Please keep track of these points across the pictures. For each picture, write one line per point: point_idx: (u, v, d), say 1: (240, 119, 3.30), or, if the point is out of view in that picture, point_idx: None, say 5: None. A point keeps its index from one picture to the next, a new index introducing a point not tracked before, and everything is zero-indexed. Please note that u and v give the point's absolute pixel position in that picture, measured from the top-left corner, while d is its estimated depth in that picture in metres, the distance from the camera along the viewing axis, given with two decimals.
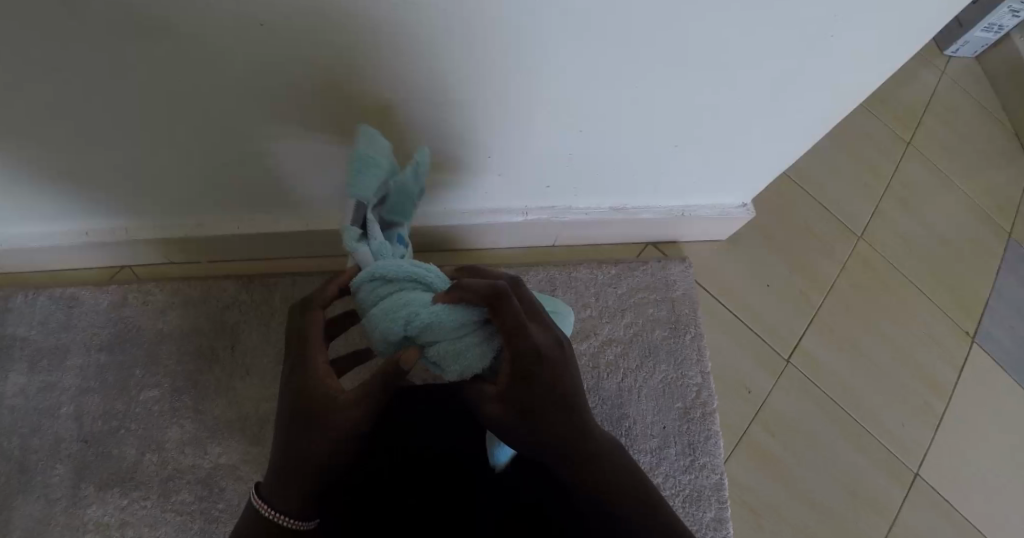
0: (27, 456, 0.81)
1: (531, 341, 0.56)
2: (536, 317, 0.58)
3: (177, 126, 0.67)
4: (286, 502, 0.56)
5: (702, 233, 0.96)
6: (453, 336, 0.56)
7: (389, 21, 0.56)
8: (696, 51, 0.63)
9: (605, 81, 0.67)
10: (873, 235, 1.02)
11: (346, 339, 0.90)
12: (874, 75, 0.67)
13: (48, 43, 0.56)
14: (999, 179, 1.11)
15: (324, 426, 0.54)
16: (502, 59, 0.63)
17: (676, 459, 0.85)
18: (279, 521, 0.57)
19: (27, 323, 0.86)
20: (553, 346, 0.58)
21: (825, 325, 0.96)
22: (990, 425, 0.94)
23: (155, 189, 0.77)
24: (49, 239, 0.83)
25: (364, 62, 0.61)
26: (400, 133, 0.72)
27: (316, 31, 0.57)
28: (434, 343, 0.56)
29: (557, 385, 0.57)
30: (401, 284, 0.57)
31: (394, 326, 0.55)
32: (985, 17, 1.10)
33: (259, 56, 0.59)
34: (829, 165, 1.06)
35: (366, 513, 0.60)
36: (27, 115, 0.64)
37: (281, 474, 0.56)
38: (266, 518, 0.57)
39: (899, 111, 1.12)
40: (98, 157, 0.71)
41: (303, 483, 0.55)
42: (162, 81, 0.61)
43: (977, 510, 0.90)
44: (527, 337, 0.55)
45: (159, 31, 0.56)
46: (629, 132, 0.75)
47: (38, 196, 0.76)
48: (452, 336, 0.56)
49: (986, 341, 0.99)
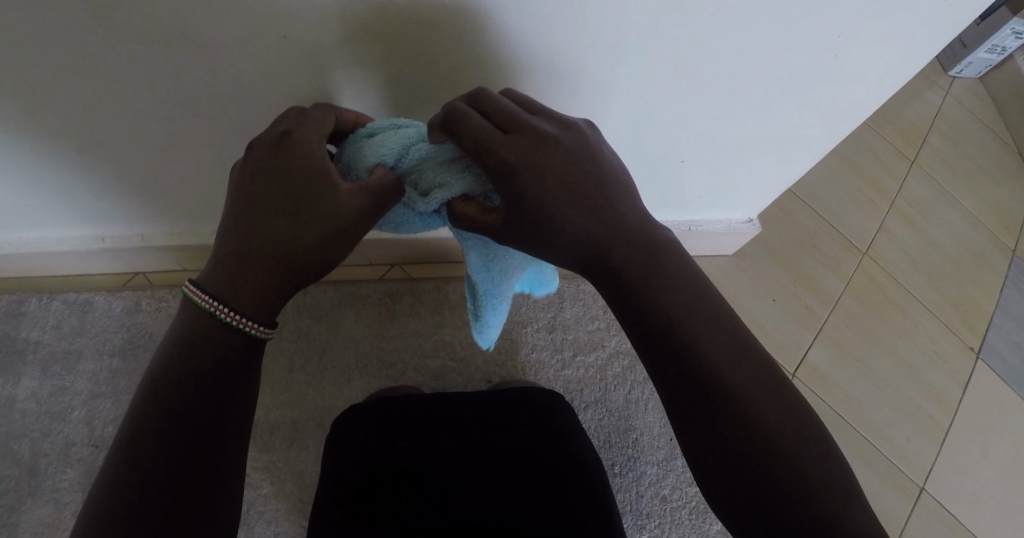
0: (37, 460, 0.81)
1: (499, 155, 0.47)
2: (505, 127, 0.48)
3: (195, 134, 0.69)
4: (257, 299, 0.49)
5: (709, 248, 0.97)
6: (431, 152, 0.51)
7: (402, 38, 0.58)
8: (707, 65, 0.64)
9: (614, 93, 0.67)
10: (878, 251, 1.03)
11: (356, 348, 0.91)
12: (879, 90, 0.68)
13: (76, 51, 0.58)
14: (1002, 196, 1.12)
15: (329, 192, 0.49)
16: (512, 77, 0.64)
17: (684, 471, 0.88)
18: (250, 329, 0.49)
19: (40, 328, 0.87)
20: (530, 143, 0.48)
21: (831, 340, 0.97)
22: (996, 441, 0.95)
23: (172, 197, 0.78)
24: (65, 245, 0.84)
25: (378, 77, 0.62)
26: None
27: (333, 46, 0.59)
28: (418, 170, 0.52)
29: (545, 190, 0.48)
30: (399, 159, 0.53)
31: (388, 157, 0.52)
32: (987, 38, 1.12)
33: (278, 69, 0.61)
34: (834, 181, 1.07)
35: (377, 506, 0.64)
36: (52, 122, 0.65)
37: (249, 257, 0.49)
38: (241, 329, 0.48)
39: (903, 130, 1.14)
40: (117, 164, 0.72)
41: (282, 269, 0.49)
42: (183, 89, 0.63)
43: (984, 526, 0.90)
44: (490, 153, 0.47)
45: (182, 41, 0.57)
46: (638, 147, 0.76)
47: (57, 203, 0.78)
48: (434, 170, 0.51)
49: (990, 356, 1.00)
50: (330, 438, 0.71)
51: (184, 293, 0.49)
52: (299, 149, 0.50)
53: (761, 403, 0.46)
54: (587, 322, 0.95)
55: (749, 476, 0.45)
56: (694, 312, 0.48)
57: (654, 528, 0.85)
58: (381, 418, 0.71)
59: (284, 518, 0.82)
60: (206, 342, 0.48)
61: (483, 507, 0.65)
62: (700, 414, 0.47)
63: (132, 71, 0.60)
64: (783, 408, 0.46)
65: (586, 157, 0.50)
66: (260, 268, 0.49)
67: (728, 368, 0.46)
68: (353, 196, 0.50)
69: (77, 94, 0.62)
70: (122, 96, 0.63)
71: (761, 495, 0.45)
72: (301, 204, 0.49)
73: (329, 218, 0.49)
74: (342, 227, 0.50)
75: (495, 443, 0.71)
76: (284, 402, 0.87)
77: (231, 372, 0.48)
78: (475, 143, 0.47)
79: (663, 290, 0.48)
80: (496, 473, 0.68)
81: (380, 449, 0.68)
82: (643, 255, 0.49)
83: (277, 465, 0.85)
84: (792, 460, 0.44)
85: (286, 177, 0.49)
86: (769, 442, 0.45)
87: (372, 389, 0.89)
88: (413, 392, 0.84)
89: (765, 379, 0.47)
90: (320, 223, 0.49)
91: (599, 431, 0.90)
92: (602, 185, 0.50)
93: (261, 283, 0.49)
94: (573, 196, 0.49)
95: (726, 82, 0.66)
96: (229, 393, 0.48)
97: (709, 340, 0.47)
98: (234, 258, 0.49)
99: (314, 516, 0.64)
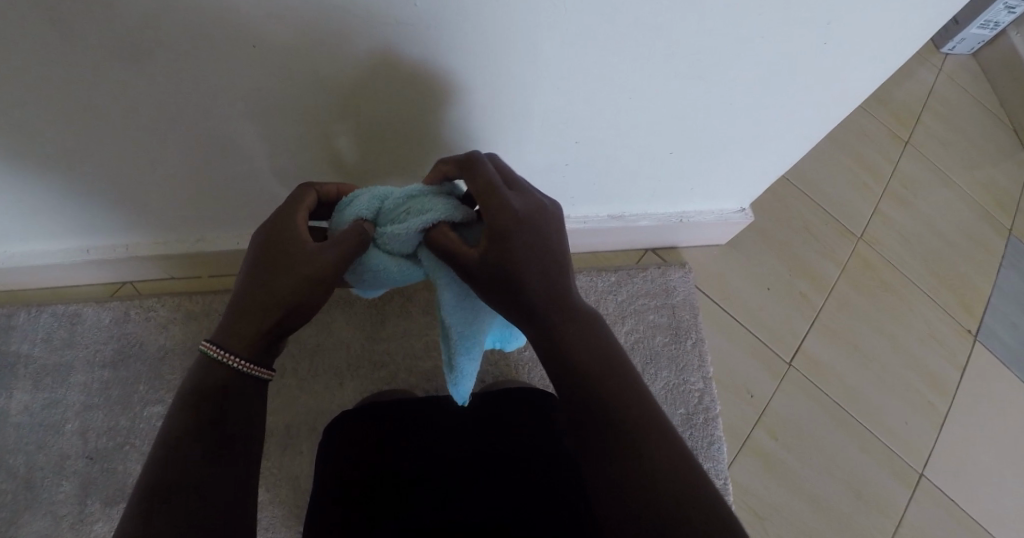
0: (32, 474, 0.81)
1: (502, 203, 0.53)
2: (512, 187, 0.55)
3: (172, 145, 0.68)
4: (245, 345, 0.53)
5: (702, 238, 0.96)
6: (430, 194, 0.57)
7: (381, 37, 0.57)
8: (688, 58, 0.63)
9: (594, 87, 0.66)
10: (873, 235, 1.02)
11: (347, 351, 0.90)
12: (869, 75, 0.67)
13: (46, 67, 0.57)
14: (998, 175, 1.10)
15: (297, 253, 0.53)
16: (493, 76, 0.63)
17: None
18: (252, 370, 0.53)
19: (30, 341, 0.87)
20: (528, 208, 0.54)
21: (827, 327, 0.96)
22: (995, 424, 0.94)
23: (154, 206, 0.78)
24: (51, 257, 0.83)
25: (356, 81, 0.61)
26: (393, 152, 0.73)
27: (309, 53, 0.58)
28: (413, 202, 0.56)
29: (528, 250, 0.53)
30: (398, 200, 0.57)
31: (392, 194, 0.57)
32: (980, 15, 1.10)
33: (252, 77, 0.60)
34: (827, 166, 1.06)
35: (377, 507, 0.64)
36: (27, 138, 0.65)
37: (238, 312, 0.53)
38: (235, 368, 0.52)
39: (897, 111, 1.12)
40: (96, 176, 0.71)
41: (260, 322, 0.53)
42: (157, 101, 0.62)
43: (984, 509, 0.89)
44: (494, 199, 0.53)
45: (152, 53, 0.56)
46: (624, 141, 0.75)
47: (39, 217, 0.77)
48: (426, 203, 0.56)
49: (988, 338, 0.99)
50: (327, 436, 0.70)
51: (201, 349, 0.53)
52: (279, 218, 0.55)
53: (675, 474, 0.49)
54: None
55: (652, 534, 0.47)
56: (620, 373, 0.53)
57: None
58: (381, 416, 0.70)
59: (280, 524, 0.83)
60: (224, 369, 0.52)
61: (482, 506, 0.64)
62: (608, 459, 0.51)
63: (103, 84, 0.59)
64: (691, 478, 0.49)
65: (551, 231, 0.54)
66: (242, 322, 0.53)
67: (642, 423, 0.51)
68: (326, 251, 0.53)
69: (50, 109, 0.61)
70: (95, 109, 0.62)
71: None
72: (281, 265, 0.53)
73: (302, 269, 0.53)
74: (313, 277, 0.53)
75: (491, 446, 0.69)
76: (277, 407, 0.87)
77: (251, 395, 0.53)
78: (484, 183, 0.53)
79: (592, 349, 0.54)
80: (496, 472, 0.67)
81: (380, 449, 0.68)
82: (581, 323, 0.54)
83: (273, 471, 0.84)
84: (681, 512, 0.47)
85: (272, 243, 0.54)
86: (667, 495, 0.48)
87: (366, 392, 0.89)
88: (406, 393, 0.84)
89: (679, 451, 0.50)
90: (296, 278, 0.53)
91: None
92: (555, 255, 0.54)
93: (253, 335, 0.53)
94: (542, 264, 0.54)
95: (713, 73, 0.65)
96: (252, 413, 0.53)
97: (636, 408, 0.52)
98: (225, 313, 0.54)
99: (313, 515, 0.65)
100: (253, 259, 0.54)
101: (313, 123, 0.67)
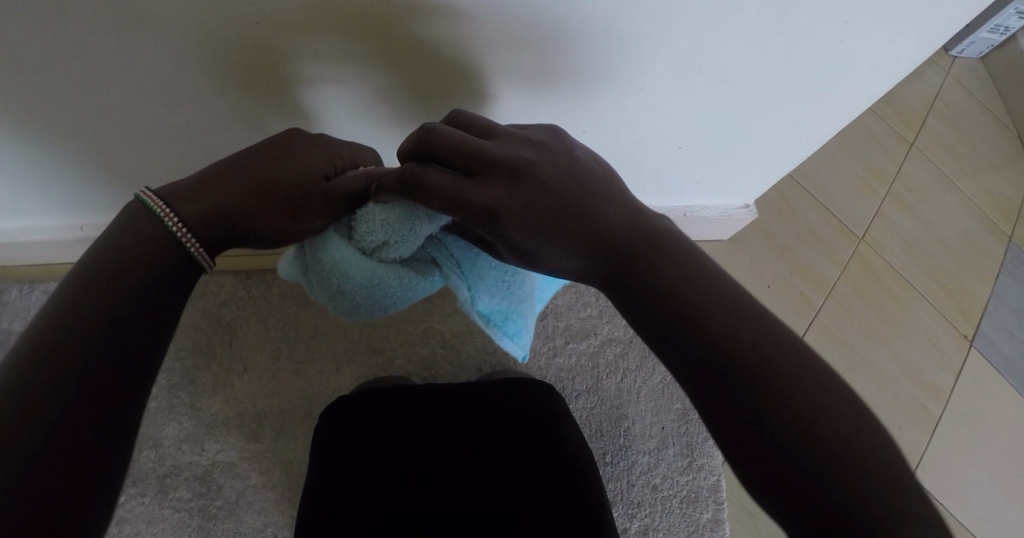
0: None
1: (501, 157, 0.43)
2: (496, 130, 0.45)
3: (171, 124, 0.66)
4: (204, 223, 0.44)
5: (704, 233, 0.96)
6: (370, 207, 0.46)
7: (402, 20, 0.53)
8: (701, 54, 0.61)
9: (603, 82, 0.64)
10: (874, 236, 1.02)
11: (344, 338, 0.90)
12: (883, 79, 0.66)
13: (41, 44, 0.55)
14: (1000, 181, 1.10)
15: (304, 181, 0.47)
16: (510, 67, 0.61)
17: (675, 458, 0.88)
18: (194, 248, 0.44)
19: (23, 318, 0.86)
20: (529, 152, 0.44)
21: (825, 328, 0.96)
22: (987, 428, 0.95)
23: (151, 185, 0.76)
24: (43, 235, 0.82)
25: (367, 66, 0.59)
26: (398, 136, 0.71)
27: (314, 40, 0.55)
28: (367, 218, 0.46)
29: (543, 194, 0.43)
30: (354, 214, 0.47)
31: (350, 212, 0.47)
32: (990, 19, 1.09)
33: (253, 61, 0.58)
34: (831, 166, 1.05)
35: (371, 504, 0.63)
36: (22, 114, 0.63)
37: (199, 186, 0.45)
38: (170, 232, 0.43)
39: (903, 113, 1.12)
40: (91, 153, 0.70)
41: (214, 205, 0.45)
42: (159, 81, 0.60)
43: (971, 511, 0.91)
44: (489, 153, 0.42)
45: (154, 31, 0.54)
46: (633, 132, 0.73)
47: (32, 193, 0.75)
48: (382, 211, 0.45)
49: (984, 344, 0.99)
50: (332, 417, 0.69)
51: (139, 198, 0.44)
52: (315, 147, 0.49)
53: (825, 421, 0.38)
54: (580, 310, 0.94)
55: (825, 497, 0.37)
56: (723, 313, 0.41)
57: (644, 517, 0.86)
58: (380, 406, 0.70)
59: (273, 509, 0.83)
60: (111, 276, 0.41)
61: (480, 504, 0.64)
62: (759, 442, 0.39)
63: (102, 64, 0.57)
64: (842, 420, 0.39)
65: (552, 168, 0.44)
66: (208, 203, 0.44)
67: (784, 377, 0.39)
68: (326, 196, 0.47)
69: (45, 86, 0.60)
70: (91, 87, 0.60)
71: (827, 504, 0.37)
72: (289, 176, 0.47)
73: (301, 200, 0.47)
74: (309, 218, 0.47)
75: (488, 443, 0.69)
76: (272, 392, 0.86)
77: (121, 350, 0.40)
78: (459, 145, 0.42)
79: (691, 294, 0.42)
80: (495, 466, 0.67)
81: (373, 447, 0.67)
82: (660, 259, 0.43)
83: (266, 456, 0.84)
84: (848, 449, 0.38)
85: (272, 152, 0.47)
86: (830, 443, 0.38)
87: (361, 379, 0.89)
88: (402, 380, 0.83)
89: (828, 390, 0.40)
90: (265, 222, 0.46)
91: (591, 420, 0.89)
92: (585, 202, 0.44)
93: (208, 212, 0.44)
94: (552, 220, 0.43)
95: (726, 74, 0.64)
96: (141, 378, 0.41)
97: (771, 362, 0.40)
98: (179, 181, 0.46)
99: (306, 511, 0.63)
100: (246, 156, 0.47)
101: (318, 107, 0.65)
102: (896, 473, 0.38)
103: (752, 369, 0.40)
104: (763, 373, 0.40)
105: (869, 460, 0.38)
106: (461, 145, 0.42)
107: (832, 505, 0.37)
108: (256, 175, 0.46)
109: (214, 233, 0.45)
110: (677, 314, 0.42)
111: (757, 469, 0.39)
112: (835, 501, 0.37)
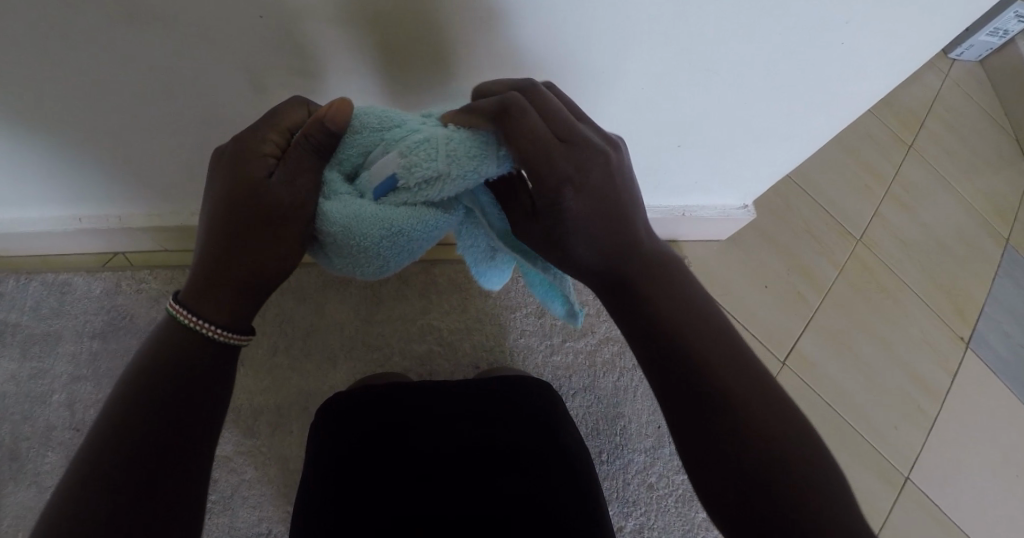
0: (18, 444, 0.80)
1: (584, 138, 0.46)
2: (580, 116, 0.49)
3: (171, 115, 0.66)
4: (211, 303, 0.49)
5: (702, 233, 0.96)
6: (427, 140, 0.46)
7: (404, 10, 0.54)
8: (703, 52, 0.61)
9: (604, 78, 0.64)
10: (872, 237, 1.02)
11: (341, 333, 0.90)
12: (882, 81, 0.66)
13: (42, 33, 0.55)
14: (998, 183, 1.11)
15: (260, 191, 0.48)
16: (512, 63, 0.61)
17: (671, 457, 0.88)
18: (202, 328, 0.49)
19: (19, 308, 0.85)
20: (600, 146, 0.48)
21: (823, 328, 0.96)
22: (982, 429, 0.95)
23: (151, 177, 0.76)
24: (40, 225, 0.81)
25: (368, 59, 0.59)
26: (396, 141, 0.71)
27: (315, 30, 0.55)
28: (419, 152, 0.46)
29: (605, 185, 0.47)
30: (400, 147, 0.47)
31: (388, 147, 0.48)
32: (989, 22, 1.10)
33: (254, 52, 0.58)
34: (830, 167, 1.06)
35: (365, 501, 0.63)
36: (21, 103, 0.63)
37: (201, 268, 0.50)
38: (187, 327, 0.49)
39: (902, 114, 1.12)
40: (90, 144, 0.70)
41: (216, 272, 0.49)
42: (159, 73, 0.60)
43: (966, 512, 0.91)
44: (576, 135, 0.46)
45: (155, 22, 0.54)
46: (632, 130, 0.73)
47: (30, 183, 0.75)
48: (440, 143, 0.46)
49: (980, 346, 1.00)
50: (328, 413, 0.69)
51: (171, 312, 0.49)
52: (252, 152, 0.48)
53: (769, 429, 0.46)
54: (578, 308, 0.94)
55: (765, 498, 0.45)
56: (699, 329, 0.48)
57: (640, 516, 0.86)
58: (378, 406, 0.70)
59: (269, 503, 0.83)
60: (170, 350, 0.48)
61: (474, 503, 0.64)
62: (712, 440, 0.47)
63: (103, 53, 0.57)
64: (784, 429, 0.46)
65: (617, 167, 0.48)
66: (210, 277, 0.49)
67: (739, 388, 0.46)
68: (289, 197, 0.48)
69: (45, 76, 0.59)
70: (91, 78, 0.60)
71: (766, 500, 0.45)
72: (244, 197, 0.48)
73: (265, 207, 0.48)
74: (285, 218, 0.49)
75: (482, 441, 0.68)
76: (269, 387, 0.86)
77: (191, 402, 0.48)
78: (555, 116, 0.46)
79: (674, 311, 0.48)
80: (489, 465, 0.67)
81: (367, 445, 0.66)
82: (655, 274, 0.49)
83: (262, 450, 0.84)
84: (787, 456, 0.45)
85: (233, 214, 0.48)
86: (773, 450, 0.45)
87: (358, 375, 0.89)
88: (400, 377, 0.83)
89: (773, 404, 0.47)
90: (253, 241, 0.49)
91: (587, 418, 0.90)
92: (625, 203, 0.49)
93: (216, 290, 0.49)
94: (602, 208, 0.47)
95: (727, 71, 0.64)
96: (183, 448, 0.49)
97: (734, 377, 0.47)
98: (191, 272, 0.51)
99: (301, 508, 0.63)
100: (213, 203, 0.50)
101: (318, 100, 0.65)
102: (830, 484, 0.45)
103: (712, 376, 0.47)
104: (726, 383, 0.46)
105: (802, 464, 0.45)
106: (558, 114, 0.46)
107: (777, 502, 0.44)
108: (226, 217, 0.49)
109: (226, 298, 0.49)
110: (659, 318, 0.48)
111: (704, 461, 0.47)
112: (770, 498, 0.45)
